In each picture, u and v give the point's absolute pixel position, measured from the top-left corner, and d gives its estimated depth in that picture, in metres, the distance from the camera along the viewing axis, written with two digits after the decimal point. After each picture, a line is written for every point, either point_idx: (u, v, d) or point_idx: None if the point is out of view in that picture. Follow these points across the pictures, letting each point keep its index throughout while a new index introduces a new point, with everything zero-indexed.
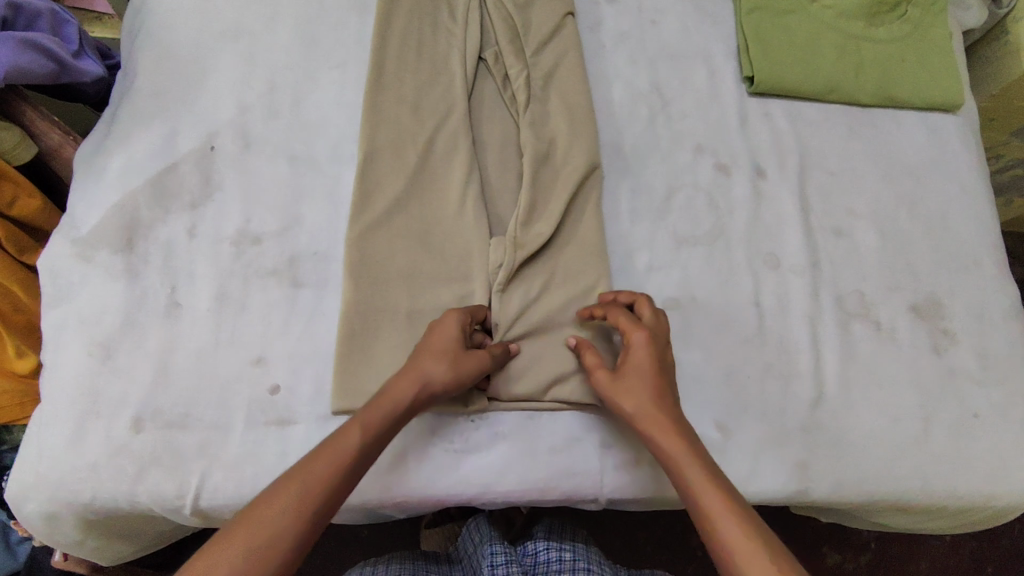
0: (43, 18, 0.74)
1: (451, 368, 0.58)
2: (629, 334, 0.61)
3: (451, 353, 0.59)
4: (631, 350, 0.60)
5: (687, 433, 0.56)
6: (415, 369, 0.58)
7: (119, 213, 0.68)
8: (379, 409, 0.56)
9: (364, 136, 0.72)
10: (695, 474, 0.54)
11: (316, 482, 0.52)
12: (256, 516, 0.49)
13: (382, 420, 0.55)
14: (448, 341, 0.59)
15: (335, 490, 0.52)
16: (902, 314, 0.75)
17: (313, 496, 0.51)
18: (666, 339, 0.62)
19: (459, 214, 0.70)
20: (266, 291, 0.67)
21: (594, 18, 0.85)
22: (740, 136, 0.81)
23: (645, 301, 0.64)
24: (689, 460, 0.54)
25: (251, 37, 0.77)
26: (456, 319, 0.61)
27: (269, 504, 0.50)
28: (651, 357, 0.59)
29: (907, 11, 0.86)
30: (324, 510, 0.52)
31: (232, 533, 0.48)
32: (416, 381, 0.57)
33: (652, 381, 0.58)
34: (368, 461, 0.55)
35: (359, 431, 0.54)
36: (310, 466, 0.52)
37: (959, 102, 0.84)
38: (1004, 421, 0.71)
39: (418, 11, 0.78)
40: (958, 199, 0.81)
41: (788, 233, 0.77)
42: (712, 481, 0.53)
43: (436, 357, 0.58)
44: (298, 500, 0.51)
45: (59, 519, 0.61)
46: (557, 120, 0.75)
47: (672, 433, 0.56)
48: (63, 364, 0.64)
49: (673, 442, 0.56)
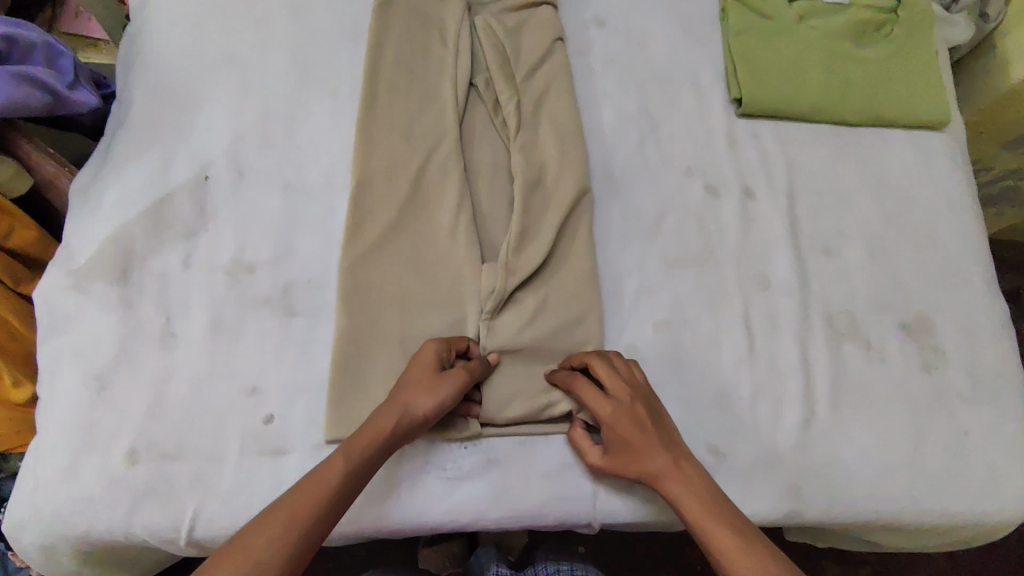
0: (37, 50, 0.75)
1: (432, 394, 0.59)
2: (596, 411, 0.62)
3: (431, 380, 0.60)
4: (605, 423, 0.62)
5: (683, 477, 0.59)
6: (397, 398, 0.59)
7: (114, 244, 0.68)
8: (364, 437, 0.57)
9: (357, 164, 0.73)
10: (699, 520, 0.57)
11: (301, 509, 0.52)
12: (243, 545, 0.50)
13: (367, 446, 0.56)
14: (427, 367, 0.60)
15: (321, 517, 0.53)
16: (891, 332, 0.75)
17: (299, 523, 0.52)
18: (633, 389, 0.63)
19: (451, 240, 0.71)
20: (260, 320, 0.67)
21: (583, 42, 0.86)
22: (730, 157, 0.82)
23: (599, 357, 0.65)
24: (692, 509, 0.58)
25: (245, 66, 0.78)
26: (435, 347, 0.62)
27: (254, 533, 0.51)
28: (624, 422, 0.61)
29: (892, 30, 0.88)
30: (311, 537, 0.52)
31: (219, 563, 0.49)
32: (398, 407, 0.58)
33: (633, 446, 0.61)
34: (354, 486, 0.55)
35: (343, 457, 0.55)
36: (296, 494, 0.53)
37: (946, 120, 0.85)
38: (996, 439, 0.71)
39: (410, 37, 0.79)
40: (946, 216, 0.82)
41: (778, 253, 0.77)
42: (716, 525, 0.56)
43: (416, 384, 0.59)
44: (283, 527, 0.51)
45: (56, 551, 0.61)
46: (547, 144, 0.76)
47: (669, 485, 0.59)
48: (59, 396, 0.64)
49: (677, 496, 0.59)
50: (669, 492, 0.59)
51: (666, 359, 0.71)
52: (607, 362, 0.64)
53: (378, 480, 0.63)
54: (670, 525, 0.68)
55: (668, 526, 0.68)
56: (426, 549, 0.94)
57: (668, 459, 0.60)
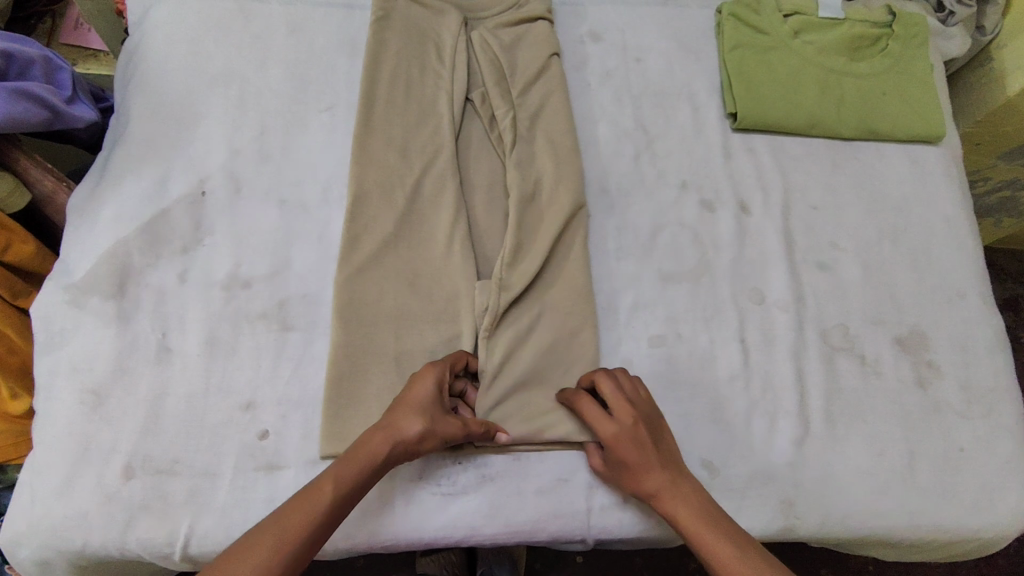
0: (36, 65, 0.75)
1: (425, 429, 0.58)
2: (599, 430, 0.62)
3: (427, 414, 0.59)
4: (607, 443, 0.61)
5: (680, 495, 0.60)
6: (390, 425, 0.58)
7: (111, 259, 0.69)
8: (354, 461, 0.57)
9: (353, 179, 0.73)
10: (703, 537, 0.57)
11: (289, 535, 0.52)
12: (229, 568, 0.50)
13: (357, 473, 0.56)
14: (424, 399, 0.60)
15: (307, 543, 0.53)
16: (886, 347, 0.75)
17: (288, 547, 0.52)
18: (637, 409, 0.62)
19: (447, 256, 0.71)
20: (256, 335, 0.68)
21: (579, 57, 0.86)
22: (725, 172, 0.82)
23: (605, 375, 0.64)
24: (693, 526, 0.58)
25: (242, 81, 0.79)
26: (434, 377, 0.61)
27: (242, 556, 0.51)
28: (625, 444, 0.61)
29: (887, 45, 0.88)
30: (297, 562, 0.52)
31: None
32: (391, 436, 0.58)
33: (632, 465, 0.61)
34: (341, 511, 0.55)
35: (334, 482, 0.55)
36: (285, 518, 0.53)
37: (942, 134, 0.85)
38: (990, 454, 0.71)
39: (406, 53, 0.80)
40: (941, 230, 0.82)
41: (772, 268, 0.78)
42: (719, 542, 0.57)
43: (412, 416, 0.59)
44: (270, 552, 0.51)
45: (50, 567, 0.61)
46: (543, 159, 0.76)
47: (666, 503, 0.60)
48: (55, 412, 0.64)
49: (678, 515, 0.59)
50: (667, 509, 0.60)
51: (660, 374, 0.71)
52: (613, 380, 0.64)
53: (374, 496, 0.63)
54: (665, 541, 0.68)
55: (663, 541, 0.68)
56: (424, 557, 0.89)
57: (666, 478, 0.60)
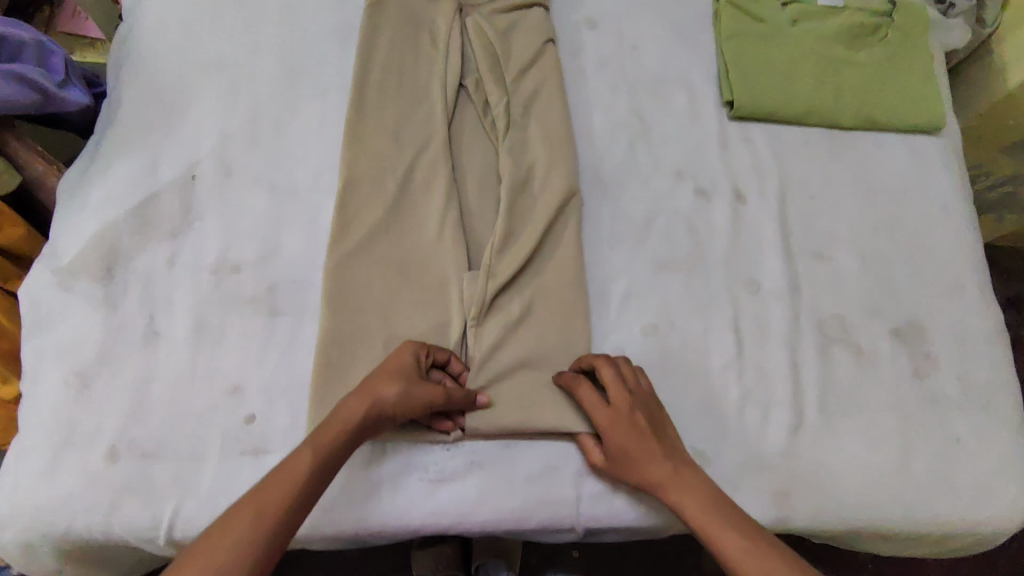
0: (27, 49, 0.76)
1: (402, 391, 0.58)
2: (596, 419, 0.62)
3: (403, 378, 0.59)
4: (604, 432, 0.61)
5: (684, 483, 0.59)
6: (366, 393, 0.58)
7: (100, 242, 0.68)
8: (331, 430, 0.57)
9: (344, 163, 0.73)
10: (704, 525, 0.57)
11: (268, 506, 0.52)
12: (208, 545, 0.50)
13: (334, 441, 0.56)
14: (401, 366, 0.60)
15: (287, 513, 0.52)
16: (882, 338, 0.74)
17: (268, 515, 0.51)
18: (635, 397, 0.62)
19: (437, 242, 0.71)
20: (244, 320, 0.67)
21: (575, 45, 0.86)
22: (721, 161, 0.81)
23: (605, 361, 0.64)
24: (694, 514, 0.58)
25: (235, 65, 0.78)
26: (412, 348, 0.62)
27: (221, 533, 0.50)
28: (623, 432, 0.61)
29: (886, 34, 0.87)
30: (280, 531, 0.52)
31: (186, 560, 0.49)
32: (367, 401, 0.58)
33: (633, 454, 0.60)
34: (321, 481, 0.55)
35: (310, 450, 0.55)
36: (262, 491, 0.53)
37: (941, 125, 0.85)
38: (987, 448, 0.70)
39: (401, 38, 0.79)
40: (939, 221, 0.81)
41: (767, 258, 0.77)
42: (722, 529, 0.56)
43: (387, 381, 0.59)
44: (250, 524, 0.51)
45: (34, 550, 0.61)
46: (536, 145, 0.76)
47: (670, 491, 0.59)
48: (41, 394, 0.64)
49: (681, 503, 0.58)
50: (672, 499, 0.59)
51: (652, 363, 0.70)
52: (612, 366, 0.64)
53: (360, 482, 0.62)
54: (656, 531, 0.67)
55: (654, 532, 0.67)
56: (419, 552, 0.90)
57: (669, 466, 0.60)
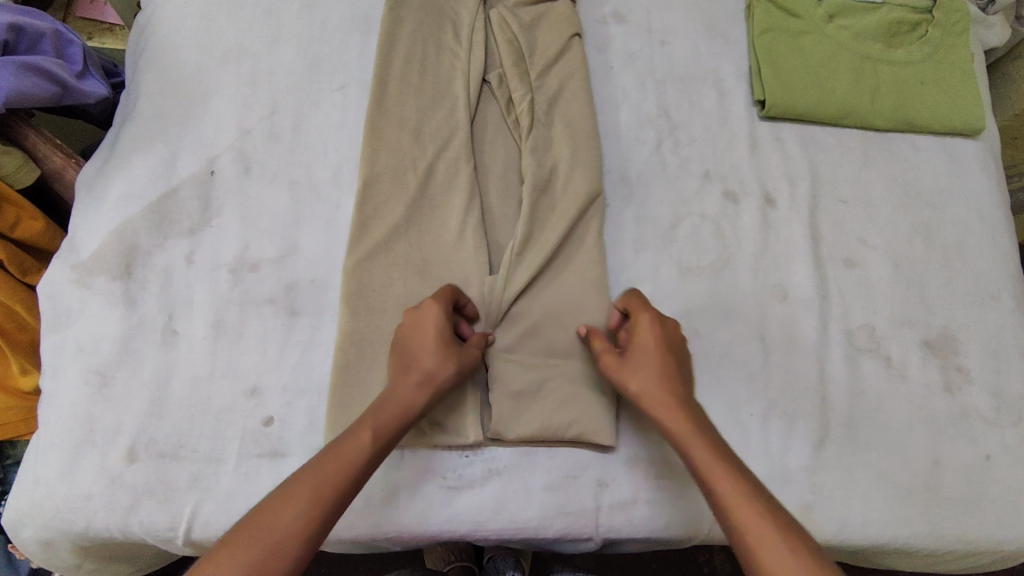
0: (46, 39, 0.74)
1: (455, 366, 0.58)
2: (639, 324, 0.62)
3: (452, 351, 0.59)
4: (641, 340, 0.61)
5: (696, 418, 0.57)
6: (418, 369, 0.58)
7: (118, 238, 0.68)
8: (387, 411, 0.56)
9: (365, 160, 0.71)
10: (700, 458, 0.54)
11: (326, 485, 0.50)
12: (265, 523, 0.47)
13: (390, 424, 0.55)
14: (442, 336, 0.59)
15: (347, 493, 0.51)
16: (913, 349, 0.72)
17: (328, 494, 0.50)
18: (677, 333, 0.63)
19: (458, 242, 0.69)
20: (262, 319, 0.67)
21: (602, 38, 0.83)
22: (750, 162, 0.79)
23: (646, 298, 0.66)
24: (695, 447, 0.55)
25: (254, 58, 0.77)
26: (442, 311, 0.60)
27: (278, 512, 0.48)
28: (660, 346, 0.61)
29: (927, 32, 0.84)
30: (335, 512, 0.50)
31: (242, 538, 0.46)
32: (421, 381, 0.57)
33: (658, 368, 0.60)
34: (378, 460, 0.54)
35: (369, 430, 0.54)
36: (322, 469, 0.51)
37: (980, 127, 0.81)
38: (1018, 464, 0.68)
39: (423, 31, 0.77)
40: (975, 228, 0.78)
41: (796, 264, 0.75)
42: (719, 465, 0.53)
43: (438, 357, 0.58)
44: (309, 501, 0.49)
45: (54, 547, 0.61)
46: (560, 144, 0.74)
47: (672, 417, 0.57)
48: (61, 392, 0.64)
49: (685, 437, 0.55)
50: (682, 444, 0.56)
51: None
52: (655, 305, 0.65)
53: (378, 488, 0.62)
54: (674, 542, 0.65)
55: (673, 542, 0.65)
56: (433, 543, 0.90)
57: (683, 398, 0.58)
